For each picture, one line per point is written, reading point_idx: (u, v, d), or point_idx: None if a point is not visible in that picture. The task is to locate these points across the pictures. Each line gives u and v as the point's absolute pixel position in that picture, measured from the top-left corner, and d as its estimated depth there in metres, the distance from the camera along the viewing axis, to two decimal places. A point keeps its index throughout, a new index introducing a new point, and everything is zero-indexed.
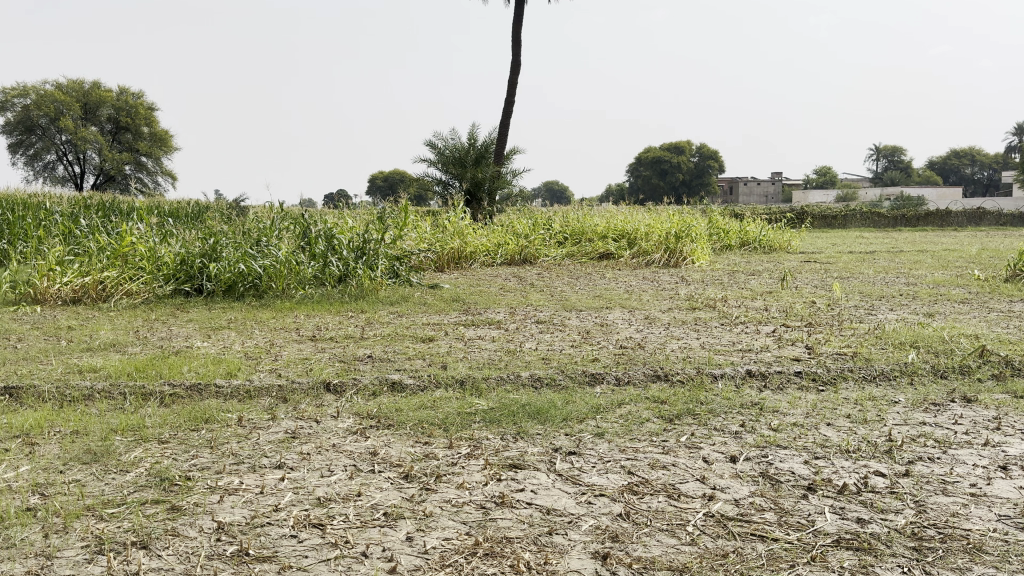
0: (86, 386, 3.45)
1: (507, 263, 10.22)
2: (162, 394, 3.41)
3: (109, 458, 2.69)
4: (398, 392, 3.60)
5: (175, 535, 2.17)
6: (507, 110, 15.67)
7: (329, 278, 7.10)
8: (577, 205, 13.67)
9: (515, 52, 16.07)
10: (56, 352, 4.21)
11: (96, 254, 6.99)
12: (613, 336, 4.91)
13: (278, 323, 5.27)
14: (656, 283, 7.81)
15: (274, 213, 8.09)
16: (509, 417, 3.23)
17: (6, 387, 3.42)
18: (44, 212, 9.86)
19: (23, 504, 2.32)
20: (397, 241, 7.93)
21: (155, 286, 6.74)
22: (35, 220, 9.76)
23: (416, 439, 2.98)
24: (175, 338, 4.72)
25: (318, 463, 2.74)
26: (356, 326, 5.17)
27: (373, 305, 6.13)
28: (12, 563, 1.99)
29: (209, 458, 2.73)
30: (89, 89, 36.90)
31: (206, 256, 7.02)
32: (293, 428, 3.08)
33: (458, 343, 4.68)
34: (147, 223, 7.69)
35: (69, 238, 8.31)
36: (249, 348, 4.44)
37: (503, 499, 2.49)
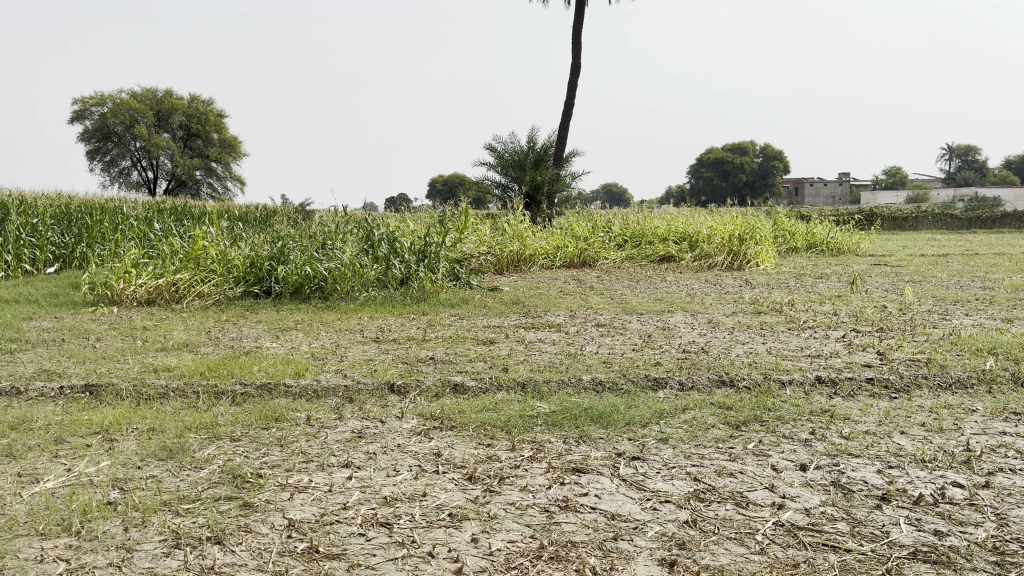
0: (161, 385, 3.55)
1: (566, 266, 10.21)
2: (234, 392, 3.50)
3: (184, 454, 2.77)
4: (460, 394, 3.61)
5: (247, 532, 2.22)
6: (567, 112, 15.63)
7: (392, 280, 7.21)
8: (637, 207, 13.56)
9: (575, 54, 16.02)
10: (133, 351, 4.36)
11: (170, 256, 7.23)
12: (675, 340, 4.85)
13: (342, 324, 5.36)
14: (720, 286, 7.69)
15: (338, 217, 8.23)
16: (572, 420, 3.21)
17: (86, 385, 3.55)
18: (121, 217, 10.25)
19: (103, 498, 2.40)
20: (458, 244, 7.99)
21: (225, 289, 6.94)
22: (112, 224, 10.14)
23: (479, 441, 2.99)
24: (245, 339, 4.85)
25: (384, 463, 2.77)
26: (418, 329, 5.22)
27: (435, 307, 6.18)
28: (95, 555, 2.06)
29: (278, 456, 2.78)
30: (161, 96, 38.19)
31: (274, 259, 7.19)
32: (359, 428, 3.12)
33: (519, 346, 4.68)
34: (217, 226, 7.92)
35: (145, 241, 8.62)
36: (315, 348, 4.53)
37: (567, 502, 2.47)
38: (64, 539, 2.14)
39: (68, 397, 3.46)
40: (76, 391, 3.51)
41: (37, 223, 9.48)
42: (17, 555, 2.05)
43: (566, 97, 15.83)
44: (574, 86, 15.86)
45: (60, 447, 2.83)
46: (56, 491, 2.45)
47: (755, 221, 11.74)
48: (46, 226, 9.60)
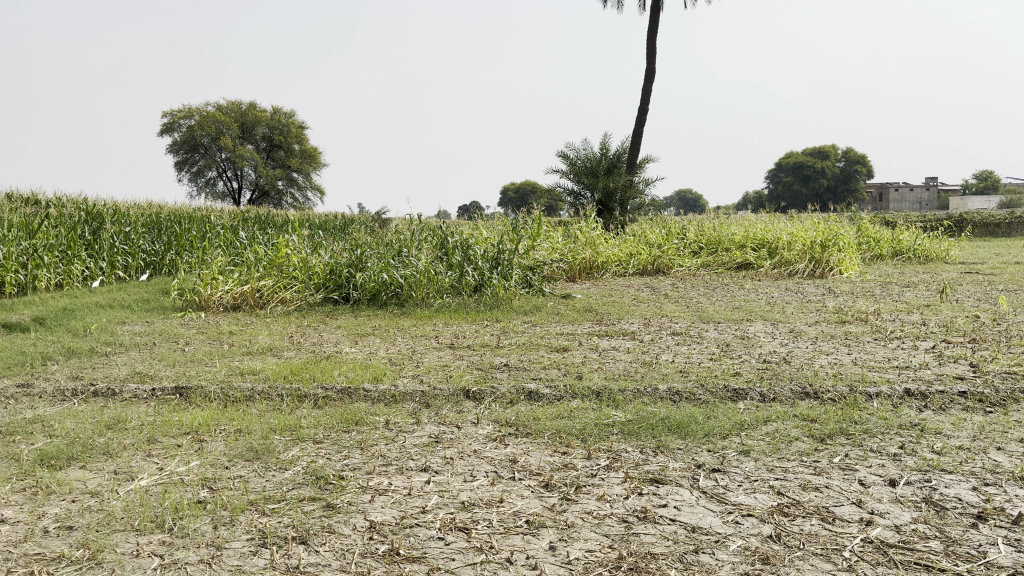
0: (247, 388, 3.67)
1: (639, 273, 10.11)
2: (315, 396, 3.59)
3: (269, 455, 2.85)
4: (535, 401, 3.61)
5: (330, 532, 2.26)
6: (641, 118, 15.51)
7: (466, 287, 7.27)
8: (712, 213, 13.33)
9: (650, 59, 15.90)
10: (221, 355, 4.52)
11: (254, 263, 7.47)
12: (755, 350, 4.74)
13: (418, 331, 5.43)
14: (801, 294, 7.49)
15: (413, 225, 8.36)
16: (649, 430, 3.17)
17: (177, 387, 3.69)
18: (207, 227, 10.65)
19: (194, 496, 2.49)
20: (531, 251, 8.01)
21: (306, 295, 7.13)
22: (199, 233, 10.55)
23: (555, 449, 2.98)
24: (325, 344, 4.97)
25: (461, 468, 2.79)
26: (492, 335, 5.25)
27: (508, 314, 6.21)
28: (187, 551, 2.13)
29: (359, 459, 2.83)
30: (244, 109, 39.54)
31: (353, 266, 7.34)
32: (436, 433, 3.15)
33: (593, 353, 4.65)
34: (299, 234, 8.14)
35: (230, 249, 8.93)
36: (392, 354, 4.60)
37: (646, 513, 2.44)
38: (158, 536, 2.23)
39: (160, 398, 3.60)
40: (167, 393, 3.65)
41: (131, 231, 9.92)
42: (115, 549, 2.14)
43: (640, 103, 15.71)
44: (648, 92, 15.72)
45: (153, 447, 2.95)
46: (150, 489, 2.55)
47: (838, 227, 11.38)
48: (139, 234, 10.04)
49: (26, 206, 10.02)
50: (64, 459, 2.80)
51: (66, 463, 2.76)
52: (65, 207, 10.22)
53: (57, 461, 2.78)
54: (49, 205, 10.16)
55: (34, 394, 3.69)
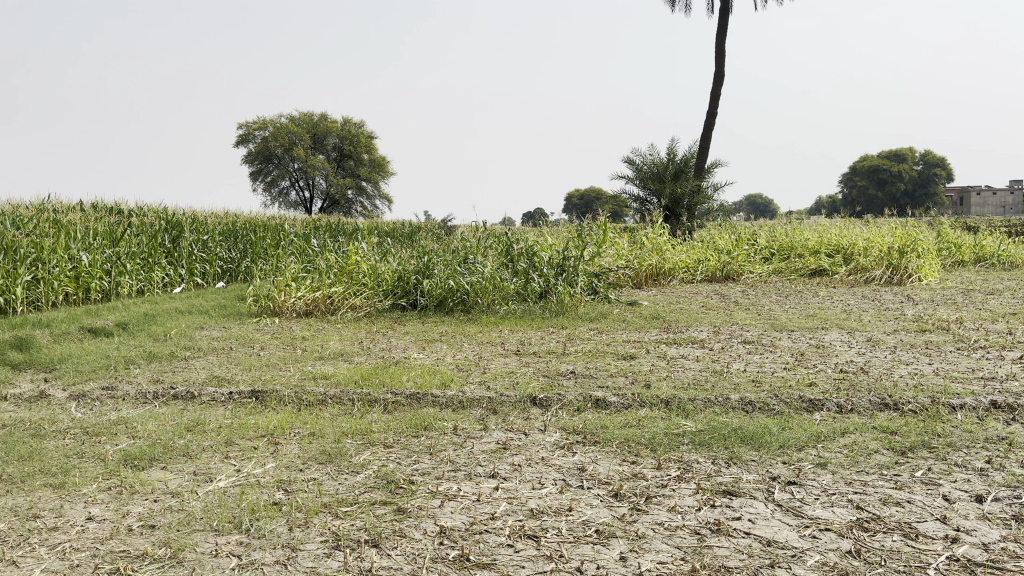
0: (320, 392, 3.75)
1: (708, 280, 9.96)
2: (385, 401, 3.64)
3: (342, 458, 2.90)
4: (602, 409, 3.58)
5: (401, 536, 2.29)
6: (709, 122, 15.28)
7: (531, 293, 7.28)
8: (783, 219, 13.04)
9: (719, 62, 15.66)
10: (294, 360, 4.64)
11: (325, 270, 7.64)
12: (831, 359, 4.60)
13: (484, 337, 5.45)
14: (878, 302, 7.26)
15: (480, 232, 8.42)
16: (720, 441, 3.11)
17: (253, 391, 3.79)
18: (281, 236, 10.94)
19: (270, 498, 2.55)
20: (597, 258, 7.96)
21: (375, 301, 7.25)
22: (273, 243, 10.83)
23: (624, 458, 2.95)
24: (394, 349, 5.04)
25: (529, 475, 2.78)
26: (558, 342, 5.24)
27: (574, 321, 6.19)
28: (263, 552, 2.18)
29: (428, 464, 2.86)
30: (315, 119, 40.49)
31: (420, 273, 7.42)
32: (504, 439, 3.15)
33: (661, 361, 4.59)
34: (368, 242, 8.28)
35: (303, 257, 9.15)
36: (458, 360, 4.63)
37: (719, 526, 2.39)
38: (236, 536, 2.29)
39: (237, 402, 3.71)
40: (244, 396, 3.76)
41: (208, 240, 10.27)
42: (195, 548, 2.21)
43: (709, 107, 15.50)
44: (716, 96, 15.48)
45: (231, 449, 3.03)
46: (228, 490, 2.63)
47: (917, 232, 10.99)
48: (216, 243, 10.39)
49: (112, 215, 10.47)
50: (147, 459, 2.90)
51: (149, 463, 2.87)
52: (147, 217, 10.63)
53: (140, 461, 2.89)
54: (132, 215, 10.58)
55: (119, 396, 3.85)
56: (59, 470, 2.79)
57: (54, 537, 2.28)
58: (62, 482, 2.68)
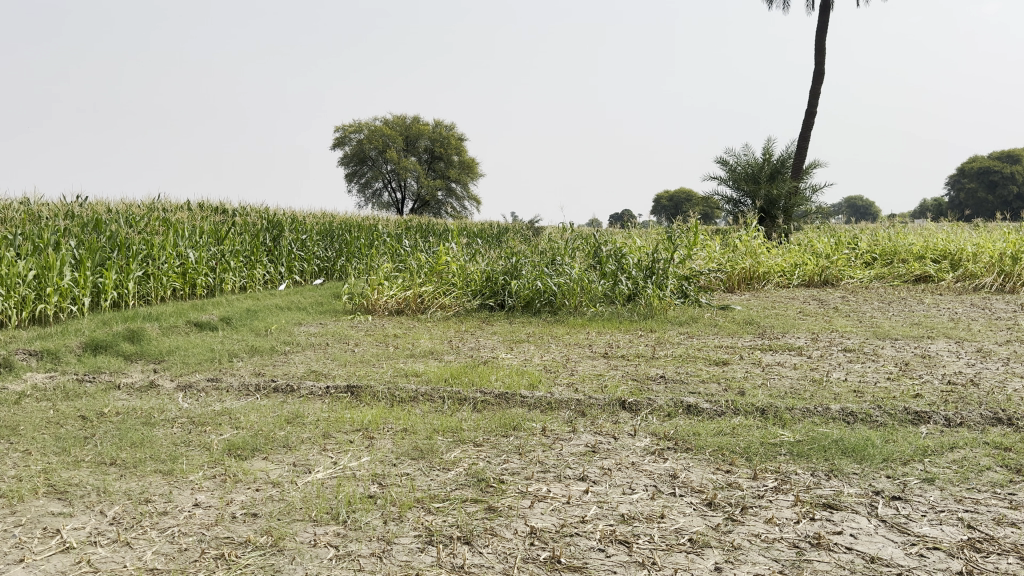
0: (411, 389, 3.82)
1: (804, 284, 9.64)
2: (475, 400, 3.67)
3: (433, 455, 2.95)
4: (694, 415, 3.51)
5: (492, 535, 2.30)
6: (808, 121, 14.81)
7: (619, 296, 7.23)
8: (885, 222, 12.51)
9: (818, 59, 15.16)
10: (386, 356, 4.74)
11: (416, 270, 7.79)
12: (938, 370, 4.38)
13: (572, 339, 5.44)
14: (989, 311, 6.87)
15: (568, 234, 8.41)
16: (820, 452, 3.00)
17: (348, 386, 3.89)
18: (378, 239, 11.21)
19: (365, 491, 2.61)
20: (687, 260, 7.82)
21: (464, 301, 7.33)
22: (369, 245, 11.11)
23: (718, 466, 2.88)
24: (483, 349, 5.09)
25: (619, 479, 2.75)
26: (648, 346, 5.17)
27: (663, 324, 6.10)
28: (359, 544, 2.23)
29: (518, 464, 2.86)
30: (406, 122, 41.30)
31: (509, 274, 7.46)
32: (593, 442, 3.13)
33: (755, 368, 4.47)
34: (458, 242, 8.40)
35: (395, 256, 9.35)
36: (546, 361, 4.63)
37: (819, 540, 2.30)
38: (333, 527, 2.35)
39: (333, 396, 3.81)
40: (340, 391, 3.86)
41: (306, 239, 10.62)
42: (295, 538, 2.28)
43: (807, 106, 15.01)
44: (815, 95, 14.98)
45: (328, 442, 3.12)
46: (325, 481, 2.70)
47: None
48: (314, 242, 10.75)
49: (217, 214, 10.96)
50: (249, 449, 3.01)
51: (251, 453, 2.98)
52: (250, 216, 11.08)
53: (243, 451, 3.00)
54: (235, 214, 11.05)
55: (223, 387, 4.01)
56: (169, 457, 2.93)
57: (164, 521, 2.39)
58: (171, 469, 2.81)
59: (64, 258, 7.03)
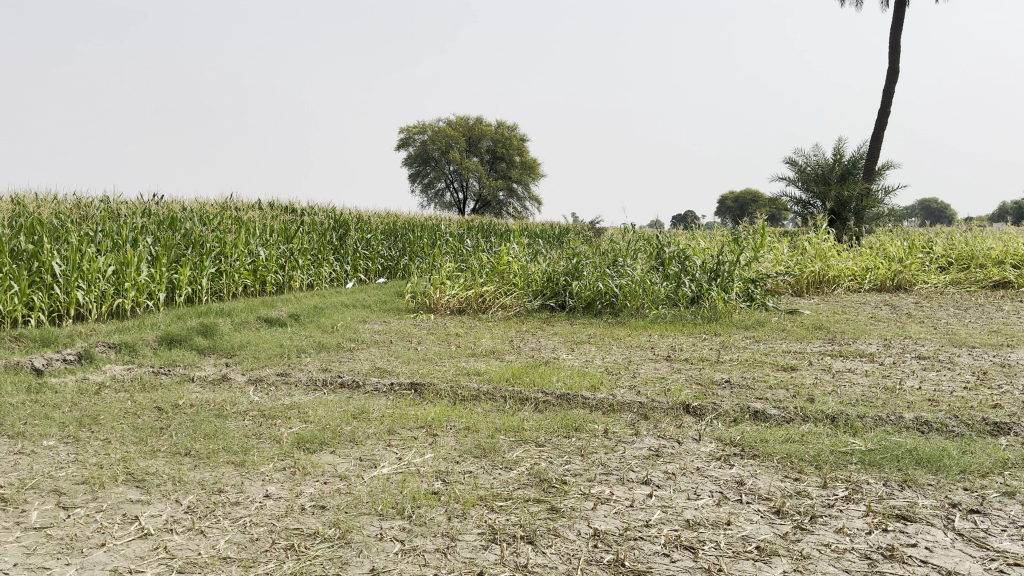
0: (474, 387, 3.85)
1: (876, 289, 9.37)
2: (536, 400, 3.68)
3: (496, 454, 2.96)
4: (761, 422, 3.44)
5: (555, 535, 2.30)
6: (881, 121, 14.39)
7: (683, 298, 7.16)
8: (961, 226, 12.06)
9: (893, 57, 14.71)
10: (449, 355, 4.79)
11: (478, 270, 7.85)
12: (1019, 380, 4.21)
13: (634, 341, 5.41)
14: None
15: (630, 235, 8.35)
16: (893, 462, 2.91)
17: (412, 384, 3.94)
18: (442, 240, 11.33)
19: (429, 487, 2.64)
20: (753, 263, 7.69)
21: (525, 301, 7.34)
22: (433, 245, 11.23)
23: (786, 474, 2.82)
24: (544, 349, 5.09)
25: (684, 484, 2.71)
26: (712, 349, 5.10)
27: (728, 328, 6.02)
28: (424, 539, 2.26)
29: (580, 465, 2.86)
30: (467, 123, 41.58)
31: (570, 274, 7.45)
32: (657, 446, 3.10)
33: (824, 375, 4.36)
34: (519, 243, 8.43)
35: (457, 255, 9.44)
36: (608, 363, 4.60)
37: (892, 552, 2.24)
38: (399, 522, 2.38)
39: (397, 393, 3.86)
40: (403, 388, 3.91)
41: (371, 238, 10.80)
42: (362, 531, 2.32)
43: (880, 106, 14.58)
44: (889, 94, 14.54)
45: (393, 437, 3.17)
46: (390, 476, 2.74)
47: None
48: (378, 241, 10.93)
49: (286, 213, 11.23)
50: (317, 443, 3.08)
51: (319, 447, 3.04)
52: (317, 215, 11.33)
53: (311, 444, 3.07)
54: (303, 213, 11.32)
55: (291, 382, 4.11)
56: (240, 449, 3.01)
57: (236, 511, 2.46)
58: (243, 460, 2.89)
59: (142, 254, 7.29)
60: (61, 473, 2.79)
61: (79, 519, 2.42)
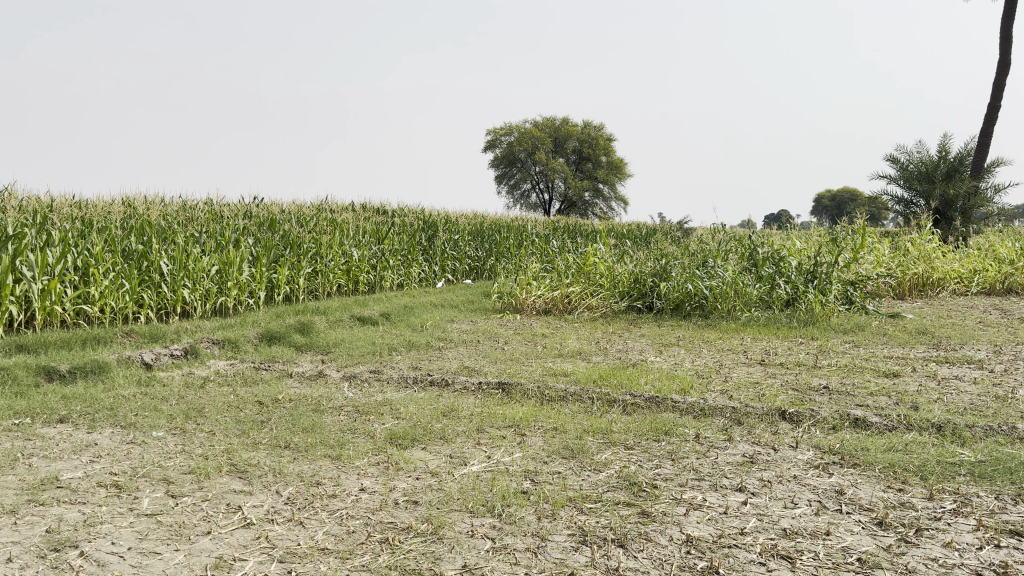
0: (562, 388, 3.85)
1: (985, 292, 8.91)
2: (624, 402, 3.65)
3: (584, 455, 2.95)
4: (862, 430, 3.31)
5: (647, 540, 2.27)
6: (991, 116, 13.64)
7: (777, 301, 6.98)
8: None
9: (1005, 48, 13.92)
10: (537, 355, 4.81)
11: (564, 270, 7.86)
12: None
13: (725, 344, 5.30)
14: None
15: (721, 236, 8.20)
16: (1005, 474, 2.76)
17: (500, 383, 3.97)
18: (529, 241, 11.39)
19: (519, 487, 2.65)
20: (852, 264, 7.42)
21: (612, 302, 7.31)
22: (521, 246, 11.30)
23: (889, 484, 2.71)
24: (632, 351, 5.06)
25: (781, 493, 2.64)
26: (809, 354, 4.95)
27: (825, 332, 5.83)
28: (515, 538, 2.27)
29: (671, 470, 2.82)
30: (551, 124, 41.62)
31: (658, 275, 7.36)
32: (751, 453, 3.03)
33: (930, 382, 4.17)
34: (607, 243, 8.39)
35: (543, 256, 9.47)
36: (698, 367, 4.53)
37: (1006, 569, 2.12)
38: (489, 519, 2.40)
39: (485, 392, 3.90)
40: (492, 387, 3.95)
41: (459, 239, 10.96)
42: (454, 527, 2.35)
43: (990, 100, 13.82)
44: (999, 87, 13.77)
45: (482, 436, 3.20)
46: (481, 474, 2.77)
47: None
48: (466, 242, 11.09)
49: (377, 215, 11.50)
50: (409, 439, 3.14)
51: (411, 443, 3.10)
52: (407, 216, 11.59)
53: (404, 440, 3.13)
54: (394, 214, 11.59)
55: (384, 379, 4.21)
56: (336, 443, 3.10)
57: (333, 504, 2.54)
58: (339, 454, 2.98)
59: (243, 255, 7.60)
60: (169, 463, 2.94)
61: (187, 507, 2.54)
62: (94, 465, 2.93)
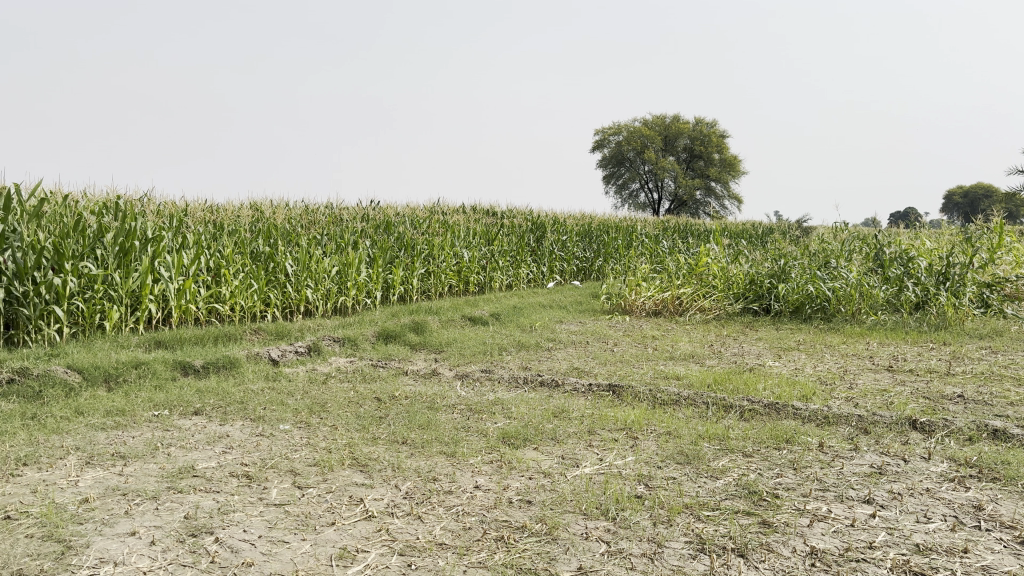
0: (675, 392, 3.79)
1: None
2: (742, 408, 3.56)
3: (700, 461, 2.90)
4: (1002, 441, 3.11)
5: (769, 550, 2.21)
6: None
7: (905, 304, 6.65)
8: None
9: None
10: (648, 357, 4.76)
11: (676, 272, 7.74)
12: None
13: (848, 348, 5.08)
14: None
15: (843, 235, 7.87)
16: None
17: (611, 385, 3.95)
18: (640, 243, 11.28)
19: (633, 491, 2.63)
20: (989, 266, 7.01)
21: (725, 304, 7.14)
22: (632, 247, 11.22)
23: None
24: (748, 355, 4.93)
25: (912, 506, 2.51)
26: (941, 360, 4.68)
27: (959, 336, 5.51)
28: (631, 543, 2.26)
29: (793, 479, 2.73)
30: (658, 123, 41.05)
31: (775, 277, 7.13)
32: (879, 463, 2.89)
33: None
34: (719, 244, 8.20)
35: (654, 257, 9.34)
36: (820, 372, 4.35)
37: None
38: (604, 523, 2.40)
39: (597, 394, 3.89)
40: (602, 389, 3.93)
41: (567, 240, 10.98)
42: (568, 529, 2.36)
43: None
44: None
45: (594, 437, 3.20)
46: (594, 476, 2.77)
47: None
48: (574, 243, 11.10)
49: (486, 216, 11.66)
50: (522, 439, 3.17)
51: (524, 443, 3.13)
52: (517, 217, 11.71)
53: (517, 440, 3.16)
54: (504, 215, 11.74)
55: (496, 378, 4.27)
56: (451, 441, 3.17)
57: (450, 500, 2.59)
58: (455, 452, 3.04)
59: (361, 256, 7.88)
60: (295, 455, 3.08)
61: (313, 498, 2.66)
62: (227, 456, 3.11)
